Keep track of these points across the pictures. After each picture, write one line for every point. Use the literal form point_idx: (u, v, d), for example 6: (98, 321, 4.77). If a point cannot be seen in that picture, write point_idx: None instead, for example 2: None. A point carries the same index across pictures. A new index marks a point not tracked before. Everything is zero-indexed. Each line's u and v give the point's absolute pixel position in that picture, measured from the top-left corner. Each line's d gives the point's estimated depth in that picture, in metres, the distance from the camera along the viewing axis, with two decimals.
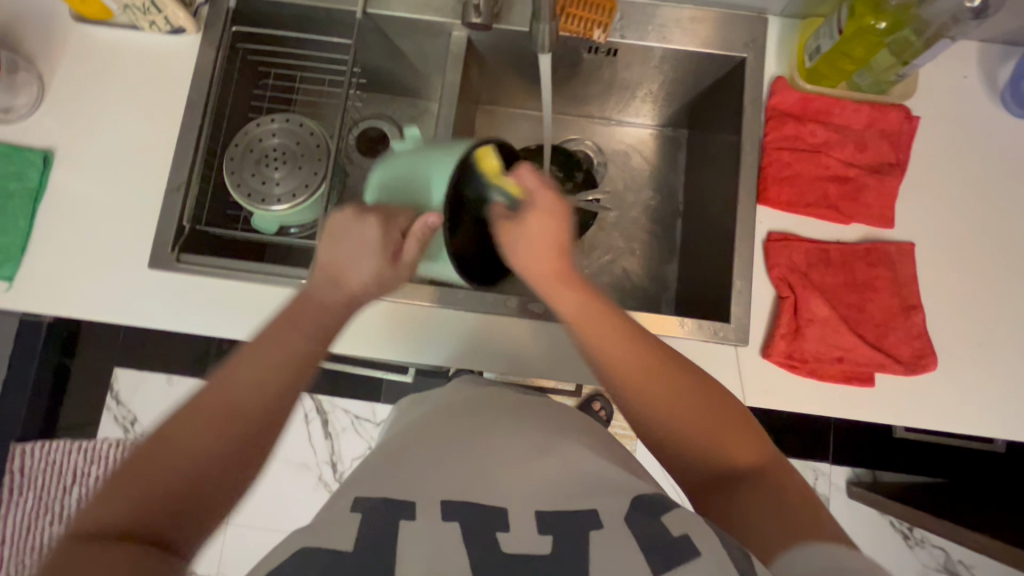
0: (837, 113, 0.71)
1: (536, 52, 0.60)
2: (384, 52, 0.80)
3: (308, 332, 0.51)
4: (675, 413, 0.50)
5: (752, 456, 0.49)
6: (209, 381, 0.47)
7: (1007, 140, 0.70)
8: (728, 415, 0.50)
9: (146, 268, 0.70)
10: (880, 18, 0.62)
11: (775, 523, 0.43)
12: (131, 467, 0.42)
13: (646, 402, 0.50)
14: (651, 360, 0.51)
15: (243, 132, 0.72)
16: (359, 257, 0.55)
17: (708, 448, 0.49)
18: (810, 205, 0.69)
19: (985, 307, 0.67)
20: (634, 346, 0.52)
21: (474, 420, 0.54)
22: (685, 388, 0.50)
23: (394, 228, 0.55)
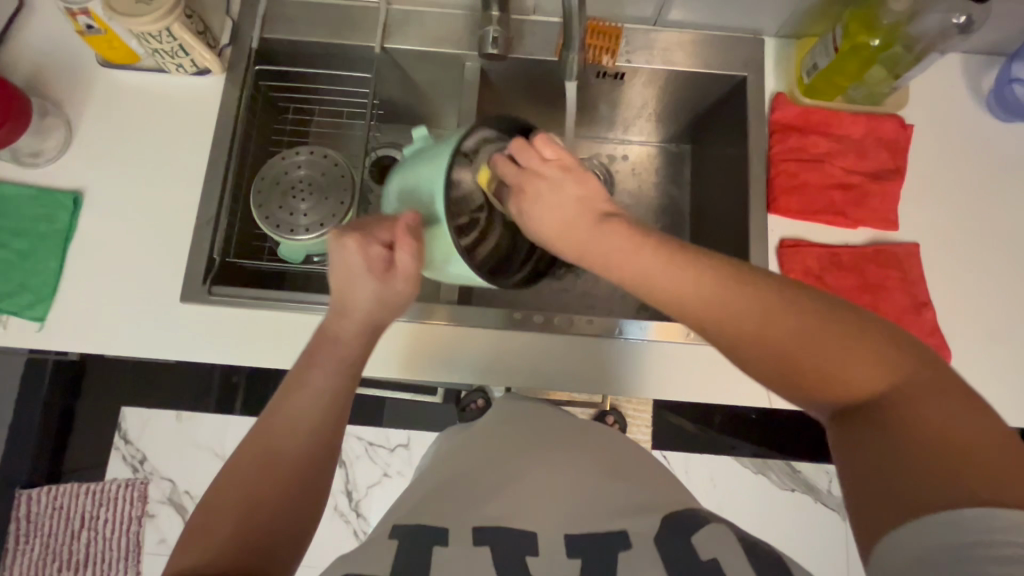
0: (836, 124, 0.75)
1: (566, 78, 0.65)
2: (400, 84, 0.84)
3: (332, 367, 0.54)
4: (790, 357, 0.42)
5: (890, 381, 0.40)
6: (252, 432, 0.51)
7: (996, 143, 0.75)
8: (862, 340, 0.41)
9: (176, 302, 0.70)
10: (874, 35, 0.67)
11: (922, 493, 0.36)
12: (198, 525, 0.46)
13: (742, 343, 0.43)
14: (730, 301, 0.44)
15: (269, 166, 0.74)
16: (356, 282, 0.56)
17: (830, 375, 0.41)
18: (818, 212, 0.72)
19: (992, 301, 0.70)
20: (708, 289, 0.44)
21: (511, 439, 0.56)
22: (793, 325, 0.42)
23: (372, 242, 0.56)
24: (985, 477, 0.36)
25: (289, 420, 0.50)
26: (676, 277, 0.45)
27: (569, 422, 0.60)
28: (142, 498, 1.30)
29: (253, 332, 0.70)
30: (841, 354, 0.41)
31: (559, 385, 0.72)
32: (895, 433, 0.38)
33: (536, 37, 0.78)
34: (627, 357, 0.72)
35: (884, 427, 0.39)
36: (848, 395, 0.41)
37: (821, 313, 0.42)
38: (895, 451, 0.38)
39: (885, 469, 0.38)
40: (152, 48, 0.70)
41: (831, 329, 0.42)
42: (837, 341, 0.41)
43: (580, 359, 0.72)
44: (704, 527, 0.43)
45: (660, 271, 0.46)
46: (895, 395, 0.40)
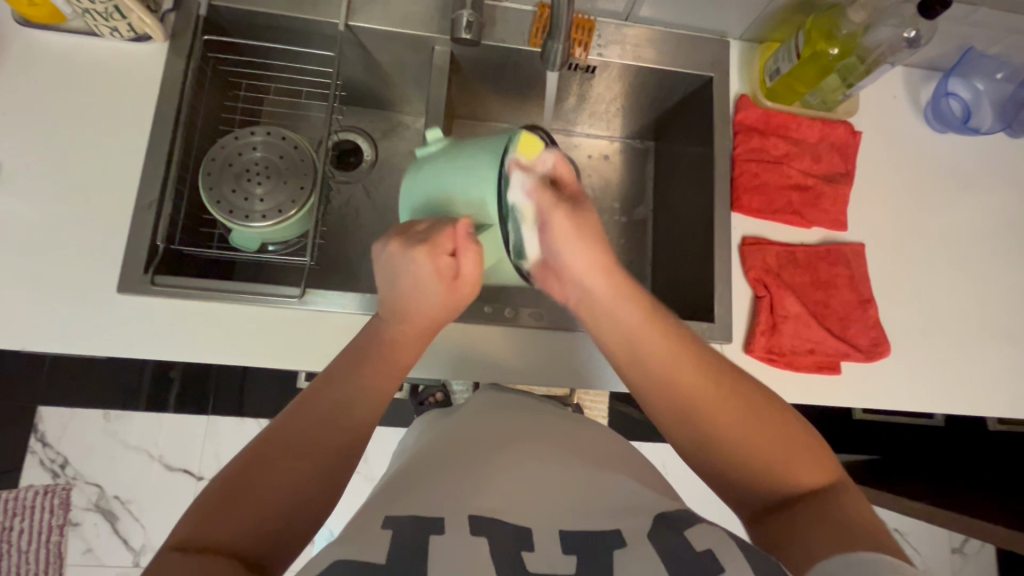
0: (794, 127, 0.78)
1: (547, 68, 0.64)
2: (362, 65, 0.80)
3: (387, 373, 0.52)
4: (729, 426, 0.48)
5: (805, 473, 0.47)
6: (294, 407, 0.48)
7: (932, 151, 0.81)
8: (787, 434, 0.48)
9: (111, 293, 0.64)
10: (833, 44, 0.70)
11: (839, 537, 0.41)
12: (228, 483, 0.42)
13: (679, 399, 0.50)
14: (681, 364, 0.50)
15: (220, 145, 0.69)
16: (413, 291, 0.52)
17: (741, 450, 0.48)
18: (777, 212, 0.75)
19: (926, 298, 0.76)
20: (670, 352, 0.50)
21: (493, 428, 0.55)
22: (733, 403, 0.49)
23: (439, 255, 0.50)
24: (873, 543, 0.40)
25: (330, 407, 0.48)
26: (664, 350, 0.50)
27: (592, 430, 0.59)
28: (64, 506, 1.19)
29: (204, 326, 0.65)
30: (767, 437, 0.48)
31: (529, 380, 0.71)
32: (813, 513, 0.44)
33: (508, 24, 0.76)
34: (596, 350, 0.72)
35: (803, 512, 0.44)
36: (769, 474, 0.47)
37: (755, 400, 0.49)
38: (811, 519, 0.43)
39: (811, 529, 0.42)
40: (81, 7, 0.62)
41: (767, 421, 0.48)
42: (763, 431, 0.48)
43: (551, 353, 0.71)
44: (695, 523, 0.43)
45: (645, 335, 0.51)
46: (798, 481, 0.46)
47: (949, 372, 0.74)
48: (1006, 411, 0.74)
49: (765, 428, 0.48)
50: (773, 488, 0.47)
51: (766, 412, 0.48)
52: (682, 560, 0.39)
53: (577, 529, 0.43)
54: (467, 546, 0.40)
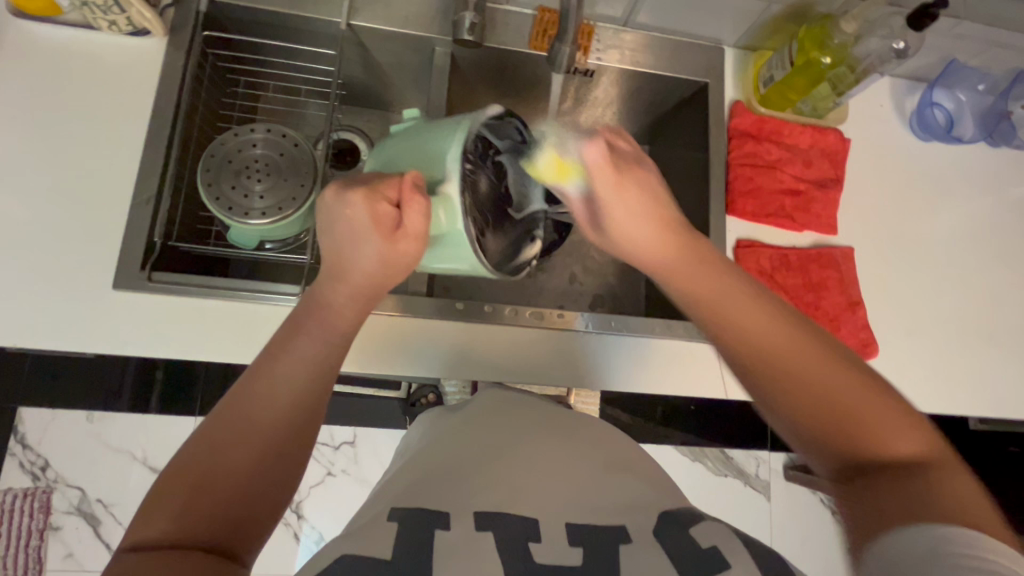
0: (787, 133, 0.80)
1: (554, 71, 0.65)
2: (363, 64, 0.80)
3: (325, 336, 0.50)
4: (819, 396, 0.44)
5: (904, 448, 0.42)
6: (233, 391, 0.46)
7: (917, 159, 0.83)
8: (888, 409, 0.43)
9: (106, 290, 0.63)
10: (825, 53, 0.72)
11: (924, 506, 0.38)
12: (176, 479, 0.40)
13: (758, 352, 0.47)
14: (757, 314, 0.49)
15: (219, 142, 0.68)
16: (353, 243, 0.52)
17: (828, 421, 0.43)
18: (770, 215, 0.77)
19: (911, 300, 0.79)
20: (746, 301, 0.50)
21: (502, 422, 0.56)
22: (824, 358, 0.46)
23: (379, 201, 0.51)
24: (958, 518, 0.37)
25: (271, 386, 0.46)
26: (745, 305, 0.49)
27: (562, 422, 0.58)
28: (44, 510, 1.16)
29: (201, 324, 0.64)
30: (857, 406, 0.43)
31: (527, 379, 0.71)
32: (888, 480, 0.40)
33: (508, 27, 0.77)
34: (593, 351, 0.73)
35: (884, 476, 0.41)
36: (863, 447, 0.42)
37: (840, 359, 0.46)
38: (890, 489, 0.40)
39: (876, 497, 0.40)
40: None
41: (862, 383, 0.44)
42: (855, 399, 0.43)
43: (548, 353, 0.72)
44: (702, 520, 0.44)
45: (702, 275, 0.52)
46: (896, 449, 0.42)
47: (933, 373, 0.77)
48: (987, 410, 0.76)
49: (856, 396, 0.43)
50: (864, 457, 0.42)
51: (858, 379, 0.45)
52: (690, 556, 0.40)
53: (583, 521, 0.43)
54: (474, 542, 0.40)
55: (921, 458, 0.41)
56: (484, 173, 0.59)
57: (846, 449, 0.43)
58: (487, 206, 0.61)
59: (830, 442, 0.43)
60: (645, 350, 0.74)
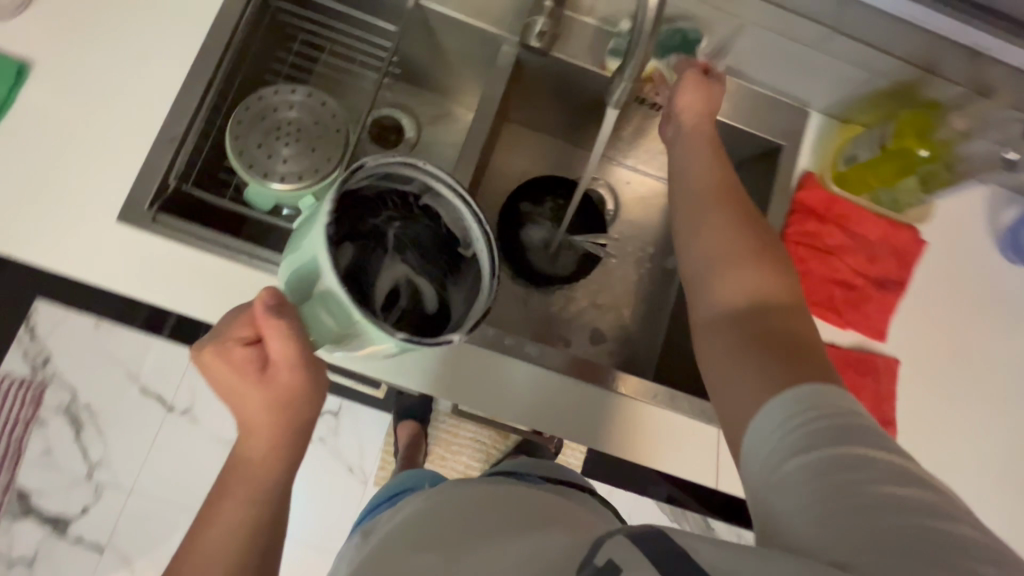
0: (857, 220, 0.72)
1: (607, 103, 0.53)
2: (426, 46, 0.76)
3: (260, 479, 0.44)
4: (738, 271, 0.47)
5: (786, 303, 0.45)
6: (181, 546, 0.43)
7: (997, 280, 0.74)
8: (787, 278, 0.47)
9: (111, 220, 0.61)
10: (925, 145, 0.65)
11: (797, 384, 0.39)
12: None
13: (700, 224, 0.51)
14: (716, 195, 0.53)
15: (257, 96, 0.66)
16: (240, 397, 0.42)
17: (743, 290, 0.46)
18: (815, 304, 0.70)
19: (949, 434, 0.70)
20: (709, 181, 0.54)
21: (466, 514, 0.46)
22: (734, 241, 0.49)
23: (229, 346, 0.40)
24: (820, 370, 0.40)
25: (201, 545, 0.42)
26: (706, 187, 0.54)
27: (494, 491, 0.49)
28: (35, 404, 1.07)
29: (192, 276, 0.62)
30: (765, 283, 0.46)
31: (510, 415, 0.66)
32: (769, 316, 0.44)
33: (582, 41, 0.72)
34: (586, 401, 0.68)
35: (766, 337, 0.43)
36: (753, 307, 0.45)
37: (762, 249, 0.48)
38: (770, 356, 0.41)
39: (751, 337, 0.43)
40: None
41: (763, 249, 0.48)
42: (757, 266, 0.47)
43: (539, 394, 0.67)
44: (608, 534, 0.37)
45: (709, 171, 0.55)
46: (779, 299, 0.45)
47: None
48: None
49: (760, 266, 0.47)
50: (750, 305, 0.45)
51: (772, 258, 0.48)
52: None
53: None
54: None
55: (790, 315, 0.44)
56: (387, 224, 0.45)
57: (742, 307, 0.45)
58: (419, 256, 0.47)
59: (726, 305, 0.46)
60: (642, 416, 0.68)
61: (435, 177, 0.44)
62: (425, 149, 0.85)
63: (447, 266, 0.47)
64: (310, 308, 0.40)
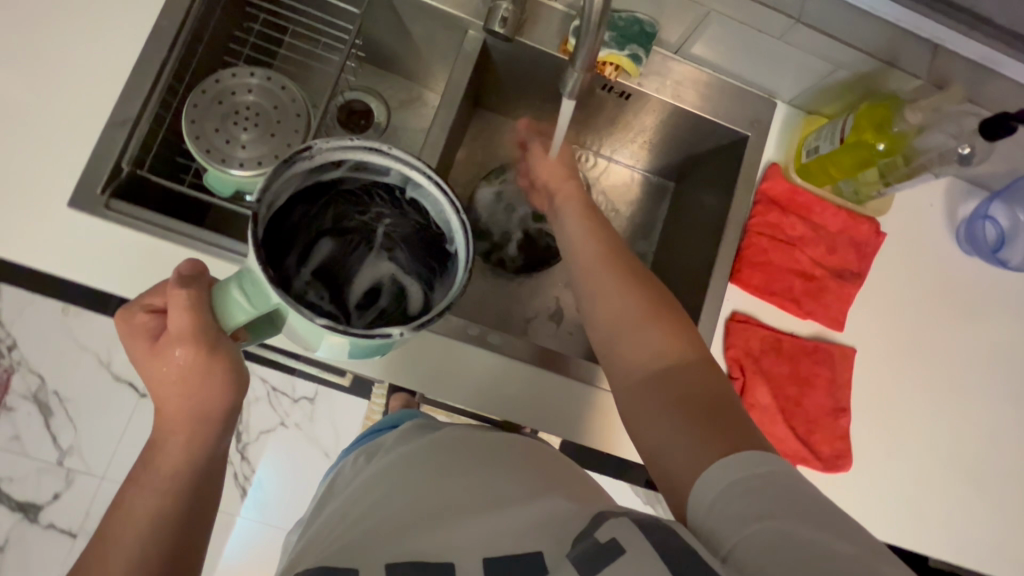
0: (817, 212, 0.73)
1: (562, 93, 0.53)
2: (392, 29, 0.75)
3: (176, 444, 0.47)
4: (642, 328, 0.49)
5: (686, 352, 0.47)
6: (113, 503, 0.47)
7: (953, 270, 0.76)
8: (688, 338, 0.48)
9: (63, 206, 0.60)
10: (881, 138, 0.65)
11: (707, 446, 0.41)
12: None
13: (594, 279, 0.53)
14: (600, 249, 0.55)
15: (214, 79, 0.64)
16: (150, 357, 0.46)
17: (648, 346, 0.48)
18: (774, 293, 0.71)
19: (903, 420, 0.72)
20: (594, 240, 0.56)
21: (460, 454, 0.47)
22: (625, 295, 0.51)
23: (135, 314, 0.46)
24: (733, 430, 0.41)
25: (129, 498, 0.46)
26: (592, 243, 0.56)
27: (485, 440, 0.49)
28: None
29: (149, 263, 0.61)
30: (661, 331, 0.48)
31: (472, 401, 0.67)
32: (684, 390, 0.45)
33: (550, 27, 0.71)
34: (548, 391, 0.69)
35: (682, 398, 0.44)
36: (659, 361, 0.47)
37: (649, 298, 0.51)
38: (683, 418, 0.43)
39: (670, 411, 0.44)
40: None
41: (657, 309, 0.50)
42: (649, 315, 0.49)
43: (502, 382, 0.68)
44: (615, 517, 0.38)
45: (592, 231, 0.57)
46: (683, 361, 0.47)
47: (904, 499, 0.71)
48: (951, 554, 0.70)
49: (651, 319, 0.49)
50: (658, 364, 0.47)
51: (656, 304, 0.50)
52: (593, 559, 0.35)
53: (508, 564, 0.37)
54: None
55: (691, 365, 0.46)
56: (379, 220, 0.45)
57: (651, 363, 0.47)
58: (408, 256, 0.46)
59: (635, 362, 0.48)
60: (606, 405, 0.69)
61: (405, 164, 0.41)
62: (393, 135, 0.84)
63: (432, 265, 0.45)
64: (224, 286, 0.39)
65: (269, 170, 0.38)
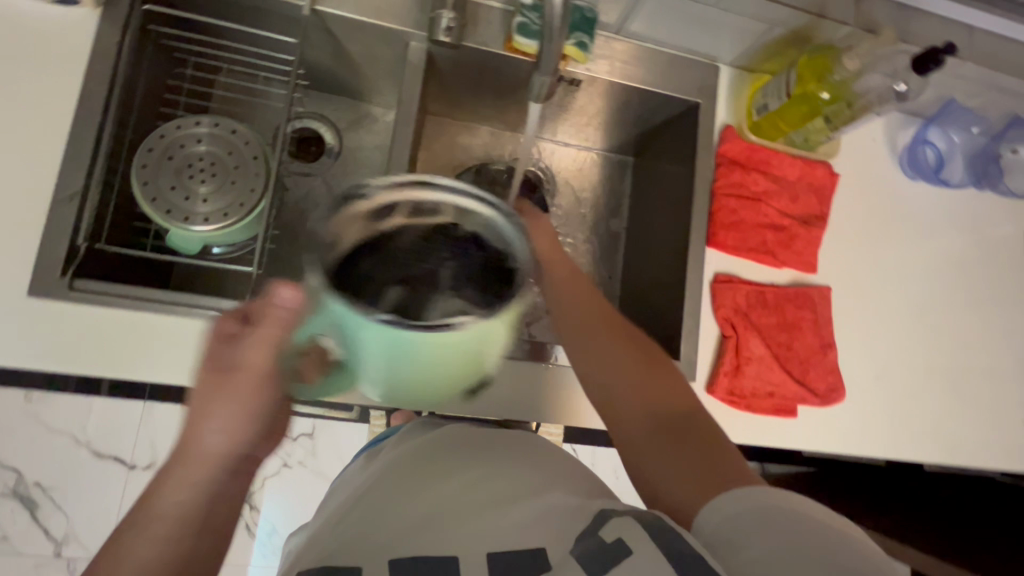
0: (775, 164, 0.76)
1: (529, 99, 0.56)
2: (331, 52, 0.73)
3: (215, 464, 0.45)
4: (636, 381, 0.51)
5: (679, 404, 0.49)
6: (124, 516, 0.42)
7: (903, 197, 0.81)
8: (679, 390, 0.51)
9: (23, 296, 0.56)
10: (824, 87, 0.68)
11: (708, 483, 0.42)
12: None
13: (585, 338, 0.55)
14: (589, 310, 0.57)
15: (159, 134, 0.61)
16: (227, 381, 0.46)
17: (643, 398, 0.50)
18: (751, 249, 0.74)
19: (884, 344, 0.78)
20: (581, 299, 0.58)
21: (454, 452, 0.49)
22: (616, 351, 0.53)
23: (226, 322, 0.47)
24: (728, 469, 0.43)
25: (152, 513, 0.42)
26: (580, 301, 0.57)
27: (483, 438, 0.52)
28: None
29: (130, 338, 0.58)
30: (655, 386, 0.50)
31: (488, 411, 0.68)
32: (680, 432, 0.47)
33: (491, 26, 0.70)
34: (557, 385, 0.69)
35: (678, 441, 0.46)
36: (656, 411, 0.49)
37: (642, 355, 0.53)
38: (683, 457, 0.45)
39: (665, 453, 0.46)
40: None
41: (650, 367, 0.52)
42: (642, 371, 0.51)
43: (513, 386, 0.68)
44: (616, 516, 0.40)
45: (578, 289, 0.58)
46: (674, 407, 0.49)
47: (895, 416, 0.76)
48: (944, 457, 0.76)
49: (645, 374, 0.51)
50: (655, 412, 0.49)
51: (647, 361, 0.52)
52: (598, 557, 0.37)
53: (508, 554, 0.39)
54: None
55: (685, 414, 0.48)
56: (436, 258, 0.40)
57: (648, 412, 0.49)
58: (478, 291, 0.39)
59: (633, 410, 0.50)
60: None
61: (460, 193, 0.40)
62: (349, 158, 0.82)
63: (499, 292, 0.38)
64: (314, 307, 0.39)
65: (334, 197, 0.38)
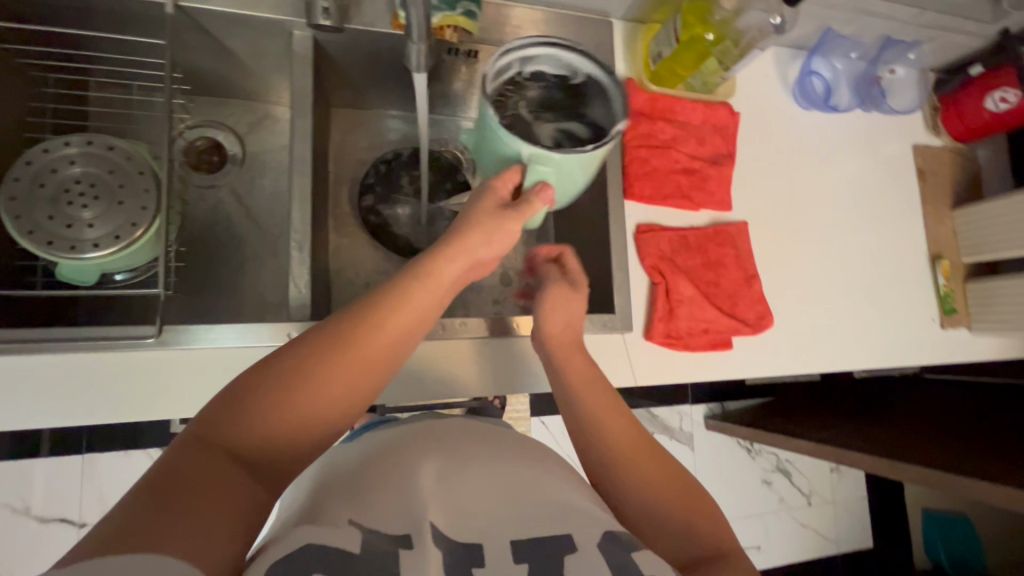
0: (679, 111, 0.78)
1: (410, 70, 0.56)
2: (210, 52, 0.69)
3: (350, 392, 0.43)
4: (662, 486, 0.51)
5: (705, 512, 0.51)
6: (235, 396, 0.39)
7: (801, 128, 0.85)
8: (700, 495, 0.52)
9: None
10: (708, 29, 0.71)
11: None
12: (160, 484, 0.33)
13: (612, 444, 0.54)
14: (613, 412, 0.56)
15: (25, 161, 0.56)
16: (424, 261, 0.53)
17: (673, 506, 0.50)
18: (666, 196, 0.76)
19: (801, 267, 0.82)
20: (603, 398, 0.57)
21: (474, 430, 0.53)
22: (644, 456, 0.54)
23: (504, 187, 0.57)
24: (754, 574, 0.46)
25: (283, 406, 0.40)
26: (602, 405, 0.57)
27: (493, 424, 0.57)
28: None
29: (46, 381, 0.56)
30: (679, 490, 0.52)
31: (437, 397, 0.66)
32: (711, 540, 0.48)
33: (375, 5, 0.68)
34: (502, 357, 0.69)
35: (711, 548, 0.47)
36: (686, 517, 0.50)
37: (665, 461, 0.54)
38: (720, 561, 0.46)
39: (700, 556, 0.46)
40: None
41: (674, 474, 0.53)
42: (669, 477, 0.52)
43: (457, 366, 0.67)
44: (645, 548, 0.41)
45: (594, 384, 0.59)
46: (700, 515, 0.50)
47: (821, 332, 0.81)
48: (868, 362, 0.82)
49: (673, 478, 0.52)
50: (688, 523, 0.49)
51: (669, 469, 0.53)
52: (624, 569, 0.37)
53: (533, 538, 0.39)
54: None
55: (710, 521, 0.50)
56: (544, 123, 0.62)
57: (681, 520, 0.49)
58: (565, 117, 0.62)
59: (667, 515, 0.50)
60: None
61: (561, 54, 0.61)
62: (254, 163, 0.79)
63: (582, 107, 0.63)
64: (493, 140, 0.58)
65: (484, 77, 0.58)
